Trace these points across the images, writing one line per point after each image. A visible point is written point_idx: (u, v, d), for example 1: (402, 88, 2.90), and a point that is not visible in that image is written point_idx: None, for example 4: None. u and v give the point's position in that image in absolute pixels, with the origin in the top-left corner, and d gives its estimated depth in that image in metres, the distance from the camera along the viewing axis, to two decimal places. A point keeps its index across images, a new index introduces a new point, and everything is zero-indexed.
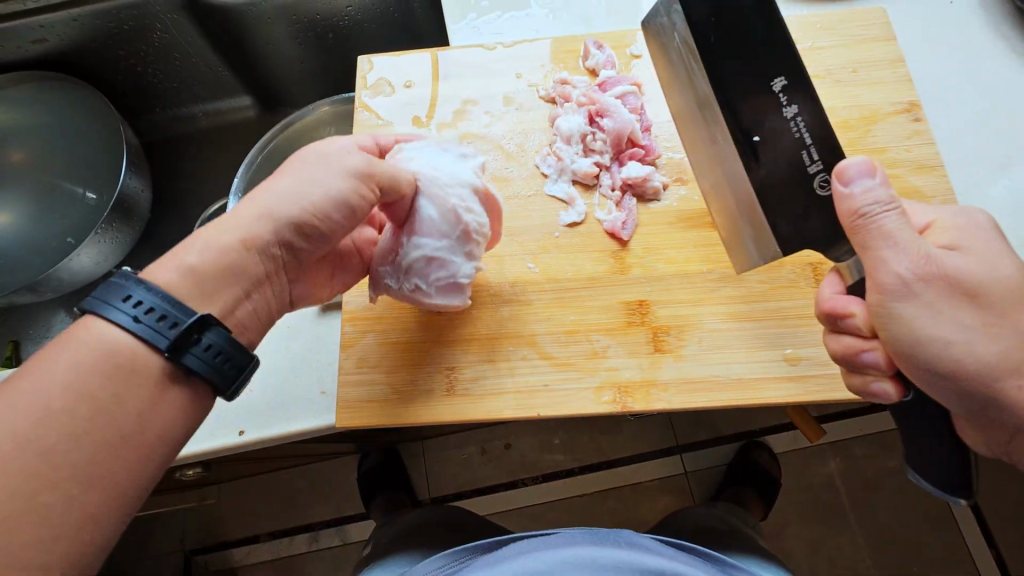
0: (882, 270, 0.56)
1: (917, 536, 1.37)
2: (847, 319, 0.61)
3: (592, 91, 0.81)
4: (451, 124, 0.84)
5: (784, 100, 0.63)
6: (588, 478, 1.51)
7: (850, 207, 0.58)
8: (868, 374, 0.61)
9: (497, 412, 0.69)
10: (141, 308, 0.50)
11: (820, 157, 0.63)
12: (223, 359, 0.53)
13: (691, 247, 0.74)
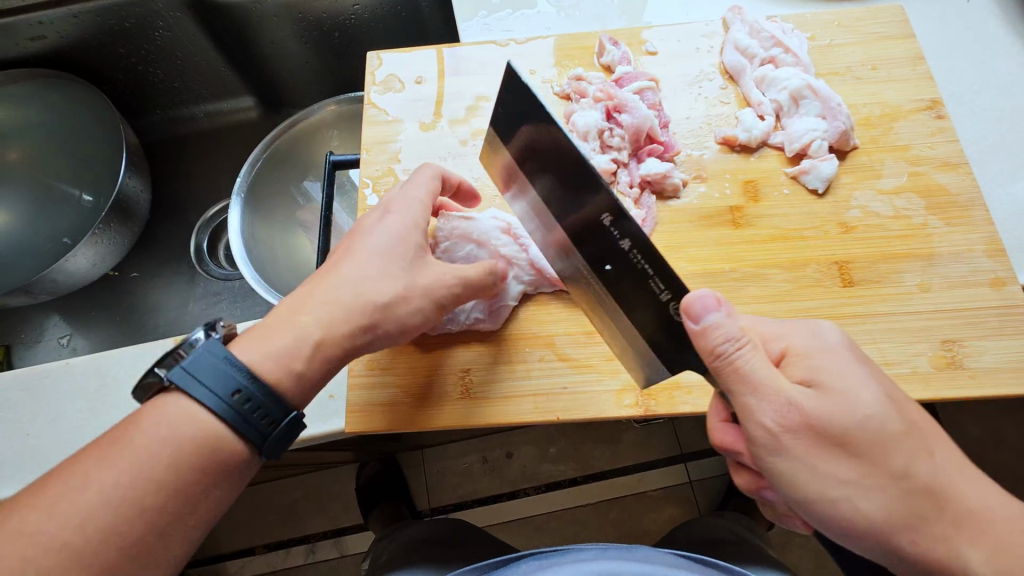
0: (751, 422, 0.52)
1: None
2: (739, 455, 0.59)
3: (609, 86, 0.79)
4: (463, 120, 0.82)
5: (617, 235, 0.56)
6: (592, 489, 1.48)
7: (705, 345, 0.52)
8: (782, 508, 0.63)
9: (512, 416, 0.66)
10: (196, 380, 0.53)
11: (666, 286, 0.54)
12: (265, 419, 0.55)
13: (713, 246, 0.72)
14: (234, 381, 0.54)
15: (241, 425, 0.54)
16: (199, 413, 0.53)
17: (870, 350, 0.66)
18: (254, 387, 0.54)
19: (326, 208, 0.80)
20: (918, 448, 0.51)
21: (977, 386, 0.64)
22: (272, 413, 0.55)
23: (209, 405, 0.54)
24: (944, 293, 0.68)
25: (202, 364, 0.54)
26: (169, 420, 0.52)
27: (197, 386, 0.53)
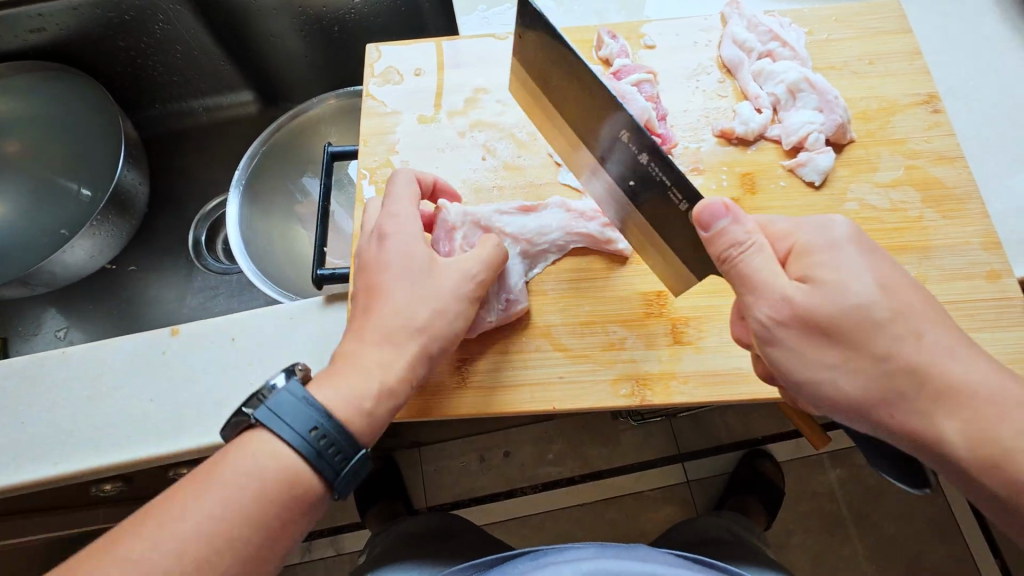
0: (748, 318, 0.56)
1: (922, 546, 1.34)
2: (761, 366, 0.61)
3: (607, 79, 0.79)
4: (462, 112, 0.82)
5: (636, 149, 0.59)
6: (588, 488, 1.48)
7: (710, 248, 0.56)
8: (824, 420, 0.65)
9: (509, 405, 0.66)
10: (279, 416, 0.53)
11: (685, 196, 0.57)
12: (341, 456, 0.55)
13: None
14: (314, 420, 0.54)
15: (319, 461, 0.54)
16: (276, 454, 0.53)
17: None
18: (332, 425, 0.54)
19: (324, 199, 0.80)
20: (916, 335, 0.51)
21: None
22: (347, 448, 0.55)
23: (287, 449, 0.53)
24: (940, 285, 0.68)
25: (281, 404, 0.54)
26: (248, 463, 0.52)
27: (277, 423, 0.53)
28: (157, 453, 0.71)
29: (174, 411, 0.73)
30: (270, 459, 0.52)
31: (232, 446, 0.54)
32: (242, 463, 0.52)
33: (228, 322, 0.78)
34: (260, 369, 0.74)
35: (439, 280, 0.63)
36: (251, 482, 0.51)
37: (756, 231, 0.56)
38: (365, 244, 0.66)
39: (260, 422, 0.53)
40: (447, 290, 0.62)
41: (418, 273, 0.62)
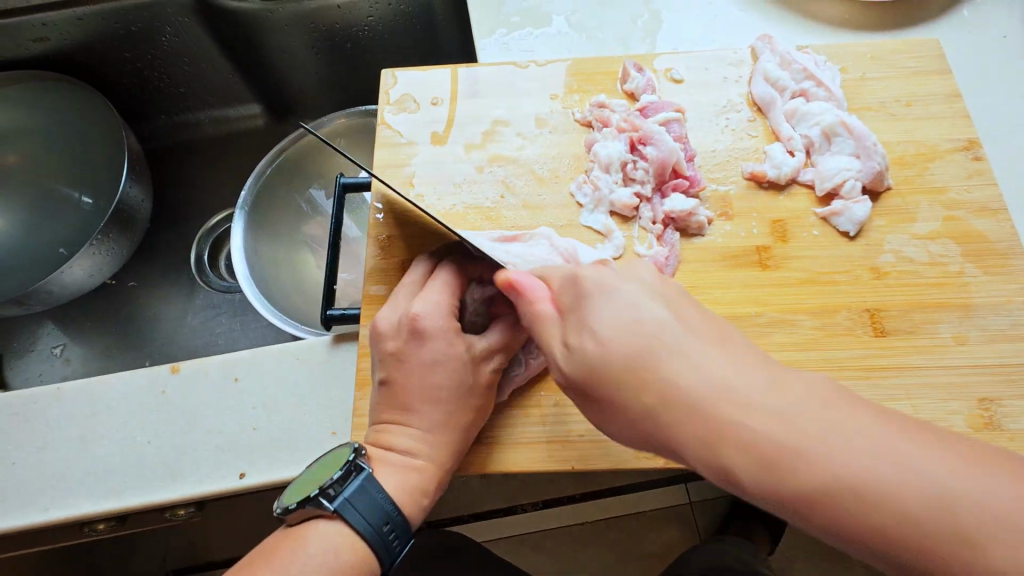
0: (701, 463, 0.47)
1: None
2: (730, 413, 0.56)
3: (633, 116, 0.76)
4: (479, 145, 0.79)
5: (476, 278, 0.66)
6: (593, 507, 1.44)
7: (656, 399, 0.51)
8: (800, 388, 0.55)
9: (528, 465, 0.63)
10: (353, 507, 0.55)
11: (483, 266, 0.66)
12: (399, 542, 0.57)
13: (738, 288, 0.69)
14: (387, 511, 0.56)
15: (384, 553, 0.55)
16: (347, 546, 0.54)
17: (903, 407, 0.62)
18: (399, 517, 0.57)
19: (335, 233, 0.77)
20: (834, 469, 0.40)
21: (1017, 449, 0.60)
22: (405, 537, 0.57)
23: (358, 541, 0.54)
24: (982, 347, 0.64)
25: (360, 490, 0.56)
26: (322, 551, 0.53)
27: (352, 512, 0.55)
28: (154, 500, 0.68)
29: (172, 456, 0.70)
30: (346, 550, 0.53)
31: (303, 536, 0.54)
32: (322, 551, 0.53)
33: (231, 361, 0.74)
34: (263, 413, 0.71)
35: (483, 362, 0.62)
36: (329, 574, 0.52)
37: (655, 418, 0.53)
38: (393, 325, 0.63)
39: (337, 512, 0.54)
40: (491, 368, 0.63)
41: (463, 355, 0.62)
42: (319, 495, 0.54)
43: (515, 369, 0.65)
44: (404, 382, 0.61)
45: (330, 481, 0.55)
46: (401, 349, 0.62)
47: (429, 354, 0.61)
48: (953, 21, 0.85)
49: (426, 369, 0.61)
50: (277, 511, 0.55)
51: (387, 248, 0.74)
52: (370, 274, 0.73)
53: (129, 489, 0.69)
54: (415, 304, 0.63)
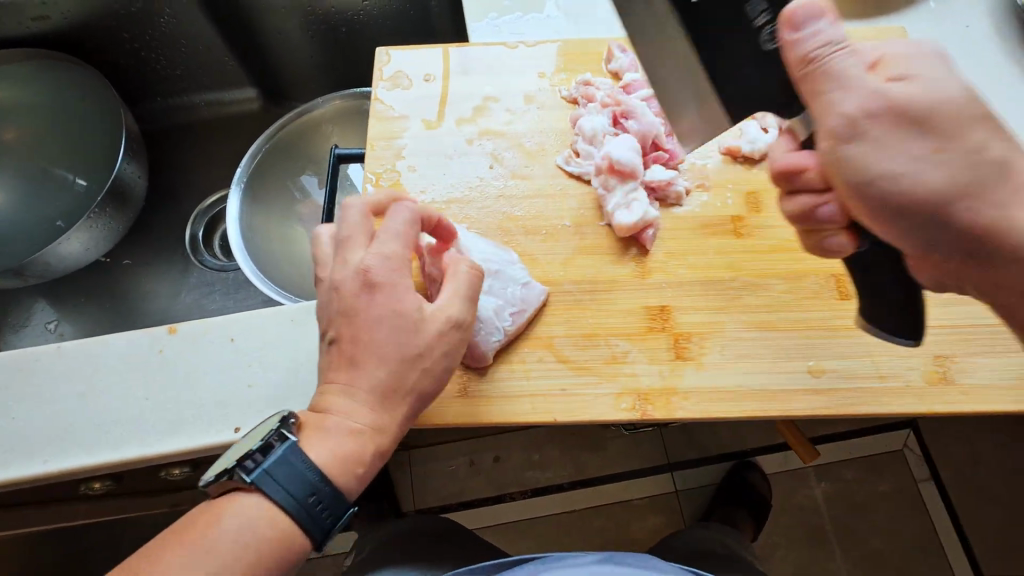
0: (830, 114, 0.53)
1: (911, 563, 1.37)
2: (801, 175, 0.60)
3: (616, 92, 0.79)
4: (470, 119, 0.82)
5: None
6: (579, 495, 1.48)
7: (802, 52, 0.54)
8: (825, 231, 0.62)
9: (513, 415, 0.66)
10: (274, 480, 0.53)
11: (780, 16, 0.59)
12: (328, 513, 0.55)
13: (714, 254, 0.73)
14: (310, 483, 0.54)
15: (307, 524, 0.54)
16: (266, 519, 0.52)
17: (864, 363, 0.67)
18: (327, 488, 0.55)
19: (329, 201, 0.80)
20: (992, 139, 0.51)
21: (968, 401, 0.65)
22: (336, 509, 0.55)
23: (277, 515, 0.53)
24: (939, 310, 0.69)
25: (281, 462, 0.54)
26: (236, 524, 0.51)
27: (273, 485, 0.53)
28: (151, 454, 0.70)
29: (170, 411, 0.72)
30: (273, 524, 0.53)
31: (222, 510, 0.53)
32: (246, 521, 0.52)
33: (227, 322, 0.77)
34: (257, 371, 0.74)
35: (432, 325, 0.61)
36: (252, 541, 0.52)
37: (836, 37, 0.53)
38: (345, 279, 0.60)
39: (257, 483, 0.53)
40: (433, 325, 0.60)
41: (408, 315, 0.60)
42: (236, 468, 0.53)
43: (485, 339, 0.67)
44: (353, 337, 0.58)
45: (248, 454, 0.53)
46: (352, 303, 0.59)
47: (382, 308, 0.59)
48: (920, 12, 0.90)
49: (376, 325, 0.58)
50: (199, 480, 0.54)
51: (379, 215, 0.78)
52: None
53: (126, 444, 0.71)
54: (368, 258, 0.61)
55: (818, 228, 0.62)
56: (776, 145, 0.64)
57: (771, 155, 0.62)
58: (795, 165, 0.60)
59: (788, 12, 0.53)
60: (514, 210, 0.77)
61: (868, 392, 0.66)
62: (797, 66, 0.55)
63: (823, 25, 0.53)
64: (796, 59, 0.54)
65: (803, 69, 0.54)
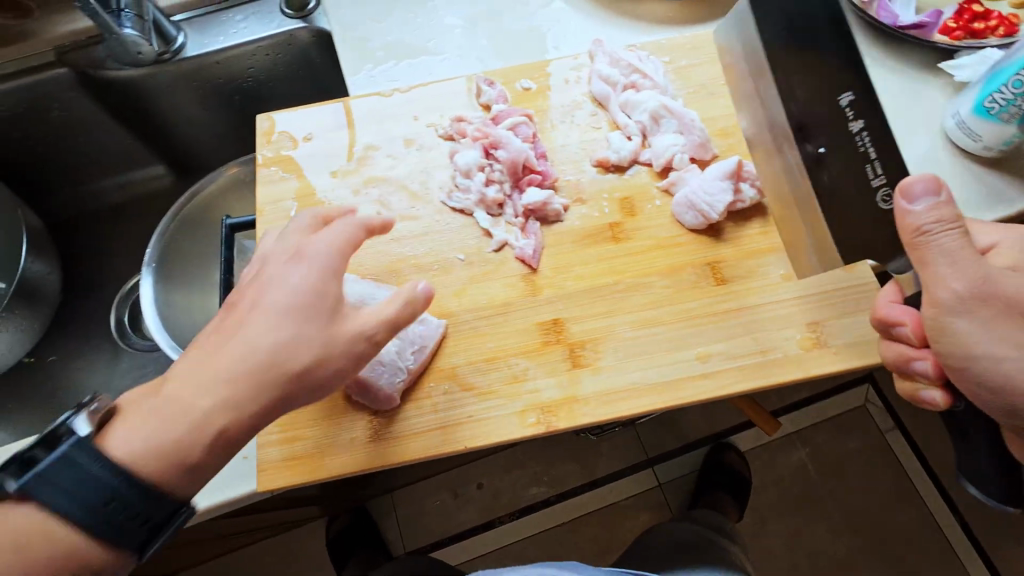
0: (939, 287, 0.58)
1: (888, 514, 1.42)
2: (898, 328, 0.65)
3: (485, 125, 0.84)
4: (355, 170, 0.85)
5: (851, 115, 0.70)
6: (566, 507, 1.50)
7: (912, 223, 0.58)
8: (916, 383, 0.66)
9: (420, 451, 0.68)
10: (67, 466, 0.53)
11: (883, 171, 0.68)
12: None
13: (595, 262, 0.77)
14: None
15: None
16: None
17: (745, 342, 0.71)
18: None
19: (227, 271, 0.82)
20: None
21: (841, 360, 0.70)
22: None
23: None
24: (808, 279, 0.74)
25: None
26: None
27: None
28: None
29: None
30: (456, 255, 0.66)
31: None
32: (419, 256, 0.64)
33: None
34: None
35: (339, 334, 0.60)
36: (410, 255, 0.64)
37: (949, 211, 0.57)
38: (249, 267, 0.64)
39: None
40: (317, 345, 0.59)
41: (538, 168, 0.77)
42: None
43: (389, 381, 0.69)
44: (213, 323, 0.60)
45: None
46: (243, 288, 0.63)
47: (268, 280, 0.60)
48: None
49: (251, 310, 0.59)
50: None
51: None
52: None
53: None
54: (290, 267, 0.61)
55: (911, 376, 0.66)
56: (884, 291, 0.68)
57: (877, 301, 0.67)
58: (898, 320, 0.65)
59: (904, 184, 0.58)
60: (404, 249, 0.79)
61: (752, 367, 0.70)
62: (910, 232, 0.59)
63: (936, 201, 0.57)
64: (910, 224, 0.58)
65: (916, 237, 0.58)
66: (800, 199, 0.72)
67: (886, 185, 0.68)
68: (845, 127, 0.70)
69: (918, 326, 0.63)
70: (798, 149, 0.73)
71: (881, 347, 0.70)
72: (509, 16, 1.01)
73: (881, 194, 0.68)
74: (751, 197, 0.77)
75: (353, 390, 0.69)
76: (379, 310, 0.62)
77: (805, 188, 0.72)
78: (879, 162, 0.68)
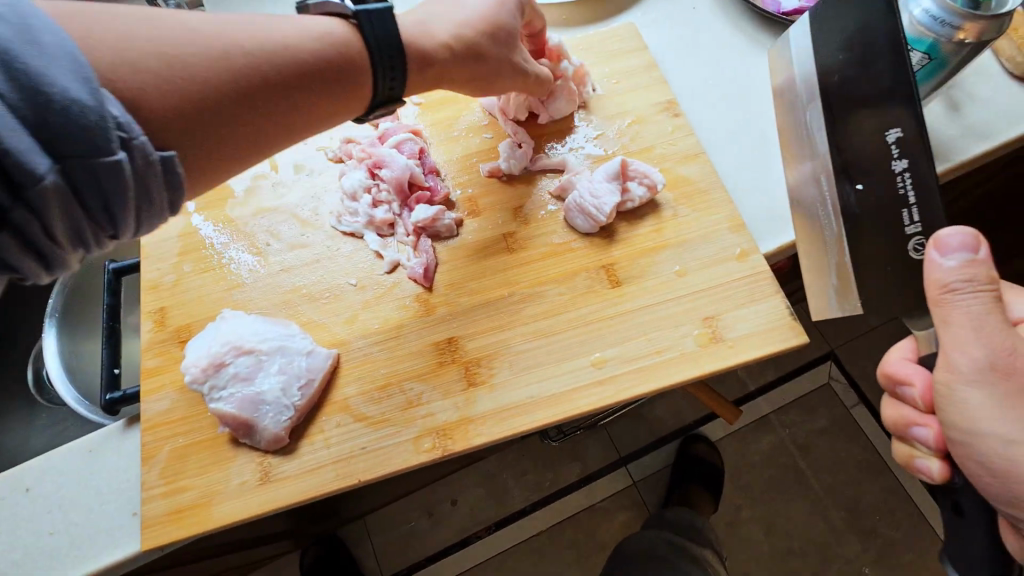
0: (958, 352, 0.53)
1: (852, 492, 1.42)
2: (905, 388, 0.61)
3: (370, 145, 0.82)
4: (243, 201, 0.82)
5: (896, 153, 0.60)
6: (531, 518, 1.47)
7: (937, 278, 0.54)
8: (915, 449, 0.62)
9: (312, 490, 0.65)
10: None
11: (919, 219, 0.59)
12: None
13: (491, 275, 0.75)
14: None
15: None
16: None
17: (638, 344, 0.70)
18: None
19: (109, 319, 0.77)
20: None
21: (739, 353, 0.69)
22: None
23: None
24: (701, 274, 0.73)
25: None
26: None
27: None
28: None
29: None
30: (332, 49, 0.57)
31: None
32: (277, 48, 0.54)
33: (18, 473, 0.72)
34: (58, 513, 0.70)
35: (237, 49, 0.51)
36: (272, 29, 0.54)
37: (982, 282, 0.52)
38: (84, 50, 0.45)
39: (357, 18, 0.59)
40: (224, 70, 0.50)
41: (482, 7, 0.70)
42: None
43: (272, 420, 0.66)
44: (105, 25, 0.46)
45: None
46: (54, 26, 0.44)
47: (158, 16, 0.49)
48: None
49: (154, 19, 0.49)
50: None
51: (162, 319, 0.76)
52: (147, 349, 0.74)
53: None
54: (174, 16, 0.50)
55: (910, 441, 0.62)
56: (898, 346, 0.63)
57: (886, 356, 0.63)
58: (906, 378, 0.61)
59: (938, 236, 0.54)
60: (297, 276, 0.77)
61: (649, 368, 0.69)
62: (935, 288, 0.54)
63: (971, 259, 0.53)
64: (937, 281, 0.54)
65: (941, 294, 0.54)
66: (826, 234, 0.67)
67: (919, 233, 0.59)
68: (888, 166, 0.61)
69: (921, 387, 0.60)
70: (827, 168, 0.67)
71: (776, 335, 0.69)
72: None
73: (912, 242, 0.60)
74: (641, 195, 0.76)
75: (238, 431, 0.67)
76: (233, 88, 0.51)
77: (831, 218, 0.66)
78: (917, 209, 0.59)
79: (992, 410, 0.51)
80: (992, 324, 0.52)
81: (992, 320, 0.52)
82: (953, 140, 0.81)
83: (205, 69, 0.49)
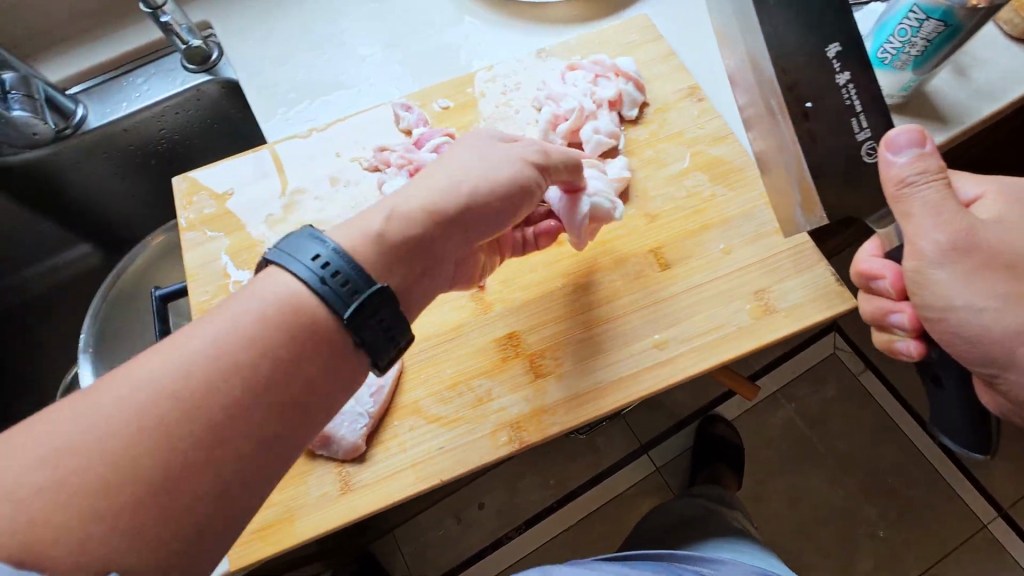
0: (921, 238, 0.57)
1: (872, 452, 1.46)
2: (877, 281, 0.65)
3: (408, 151, 0.83)
4: (283, 219, 0.83)
5: (838, 66, 0.67)
6: (569, 510, 1.48)
7: (894, 174, 0.59)
8: (894, 335, 0.65)
9: (394, 494, 0.66)
10: None
11: (868, 125, 0.67)
12: None
13: (543, 269, 0.76)
14: None
15: None
16: None
17: (693, 323, 0.72)
18: None
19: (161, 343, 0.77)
20: None
21: (792, 322, 0.71)
22: None
23: None
24: (745, 249, 0.75)
25: None
26: None
27: None
28: None
29: None
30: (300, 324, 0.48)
31: None
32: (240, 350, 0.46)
33: None
34: None
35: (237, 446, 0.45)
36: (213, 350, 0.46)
37: (934, 169, 0.58)
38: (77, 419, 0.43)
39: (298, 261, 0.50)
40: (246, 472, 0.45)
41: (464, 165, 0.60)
42: None
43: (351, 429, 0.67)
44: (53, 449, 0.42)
45: None
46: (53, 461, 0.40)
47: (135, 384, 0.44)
48: None
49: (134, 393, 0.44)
50: None
51: None
52: None
53: None
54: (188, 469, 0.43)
55: (890, 329, 0.66)
56: (864, 246, 0.68)
57: (856, 256, 0.68)
58: (878, 273, 0.65)
59: (888, 137, 0.59)
60: None
61: (709, 345, 0.71)
62: (893, 185, 0.60)
63: (920, 152, 0.58)
64: (894, 176, 0.59)
65: (898, 189, 0.59)
66: (783, 153, 0.71)
67: (869, 137, 0.67)
68: (832, 79, 0.67)
69: (892, 278, 0.64)
70: (779, 98, 0.70)
71: (824, 303, 0.72)
72: (419, 38, 0.99)
73: (865, 147, 0.67)
74: None
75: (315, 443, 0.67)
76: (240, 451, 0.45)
77: (786, 139, 0.71)
78: (864, 116, 0.67)
79: (957, 283, 0.56)
80: (949, 208, 0.57)
81: (947, 206, 0.57)
82: (965, 103, 0.85)
83: (164, 448, 0.43)
